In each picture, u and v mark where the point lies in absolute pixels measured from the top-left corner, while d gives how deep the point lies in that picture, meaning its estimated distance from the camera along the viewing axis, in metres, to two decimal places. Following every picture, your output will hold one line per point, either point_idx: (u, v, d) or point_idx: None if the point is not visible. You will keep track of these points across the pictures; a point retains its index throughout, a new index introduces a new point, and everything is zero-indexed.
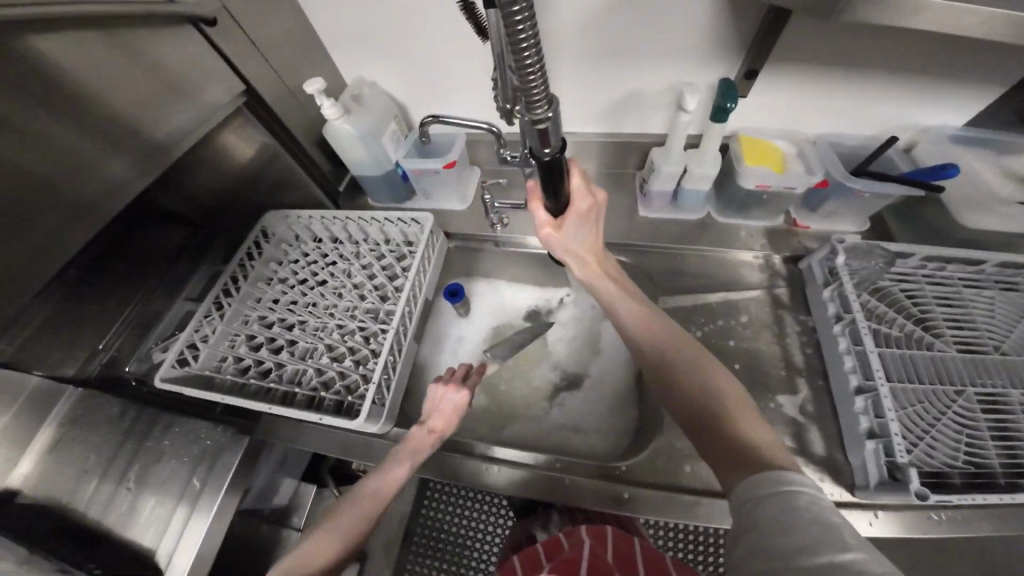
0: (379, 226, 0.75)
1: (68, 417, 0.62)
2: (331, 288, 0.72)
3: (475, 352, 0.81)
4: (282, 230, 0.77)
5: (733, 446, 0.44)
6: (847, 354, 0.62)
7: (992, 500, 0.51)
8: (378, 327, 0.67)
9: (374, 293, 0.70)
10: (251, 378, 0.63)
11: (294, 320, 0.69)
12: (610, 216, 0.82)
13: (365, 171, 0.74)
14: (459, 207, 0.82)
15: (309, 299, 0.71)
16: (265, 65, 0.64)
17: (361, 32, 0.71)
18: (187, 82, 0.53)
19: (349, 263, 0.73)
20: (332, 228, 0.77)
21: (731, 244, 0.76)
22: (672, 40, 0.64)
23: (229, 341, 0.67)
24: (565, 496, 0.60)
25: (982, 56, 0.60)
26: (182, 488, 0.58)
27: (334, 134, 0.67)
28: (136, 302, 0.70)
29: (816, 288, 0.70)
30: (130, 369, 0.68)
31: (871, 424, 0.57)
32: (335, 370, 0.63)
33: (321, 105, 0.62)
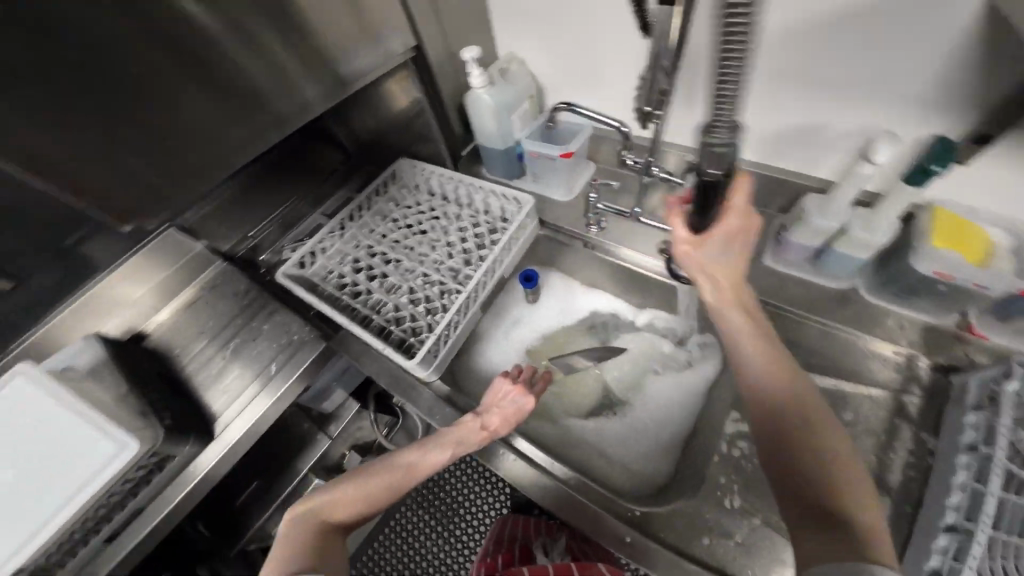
0: (484, 197, 0.79)
1: (207, 283, 0.78)
2: (428, 240, 0.78)
3: (531, 343, 0.82)
4: (407, 177, 0.85)
5: (823, 509, 0.43)
6: (959, 490, 0.49)
7: None
8: (457, 287, 0.71)
9: (462, 255, 0.74)
10: (345, 294, 0.72)
11: (391, 259, 0.77)
12: None
13: (488, 141, 0.77)
14: (561, 198, 0.81)
15: (407, 246, 0.78)
16: (438, 28, 0.70)
17: (530, 12, 0.73)
18: (379, 31, 0.60)
19: (449, 222, 0.79)
20: (445, 186, 0.83)
21: (858, 326, 0.64)
22: (880, 77, 0.55)
23: (340, 258, 0.77)
24: (566, 504, 0.59)
25: None
26: (261, 368, 0.70)
27: (473, 101, 0.71)
28: (289, 205, 0.86)
29: (955, 410, 0.56)
30: (264, 257, 0.82)
31: (942, 565, 0.45)
32: (410, 313, 0.70)
33: (471, 73, 0.65)
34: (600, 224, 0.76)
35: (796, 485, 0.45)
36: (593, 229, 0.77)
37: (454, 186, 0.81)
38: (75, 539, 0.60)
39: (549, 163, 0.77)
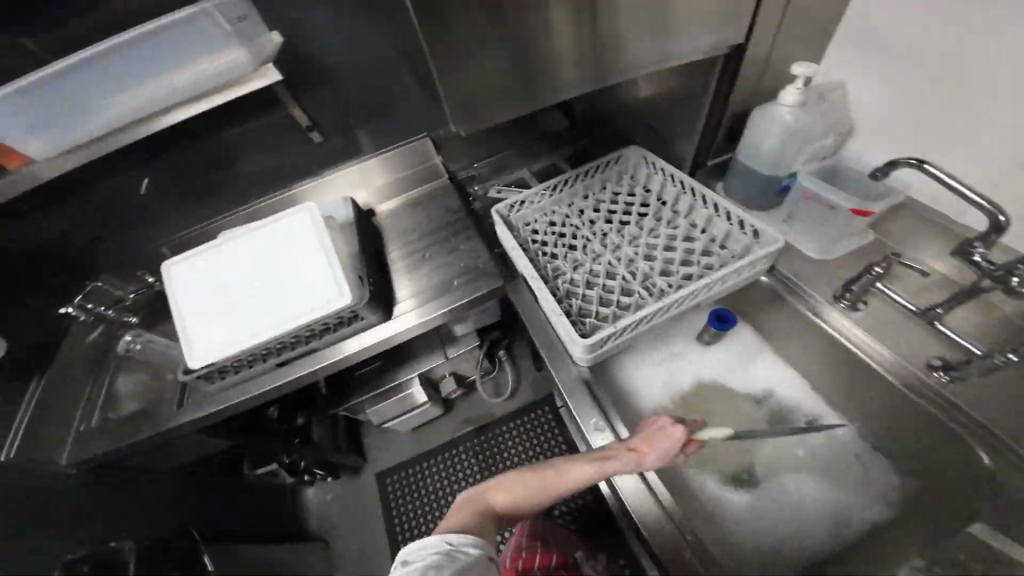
0: (708, 214, 0.73)
1: (430, 190, 1.11)
2: (628, 233, 0.76)
3: (682, 374, 0.80)
4: (630, 165, 0.84)
5: None
6: None
7: None
8: (644, 293, 0.68)
9: (658, 263, 0.71)
10: (533, 249, 0.77)
11: (588, 236, 0.77)
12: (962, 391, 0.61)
13: (757, 164, 0.72)
14: (813, 254, 0.74)
15: (608, 231, 0.77)
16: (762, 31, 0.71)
17: (888, 44, 0.69)
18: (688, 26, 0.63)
19: (657, 225, 0.75)
20: (667, 188, 0.78)
21: None
22: None
23: (540, 215, 0.82)
24: (679, 546, 0.59)
25: None
26: (445, 281, 0.91)
27: (769, 119, 0.67)
28: (512, 151, 1.12)
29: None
30: (475, 187, 1.12)
31: None
32: (587, 293, 0.70)
33: (791, 90, 0.61)
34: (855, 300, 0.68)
35: None
36: (838, 304, 0.70)
37: (680, 191, 0.76)
38: (290, 342, 0.79)
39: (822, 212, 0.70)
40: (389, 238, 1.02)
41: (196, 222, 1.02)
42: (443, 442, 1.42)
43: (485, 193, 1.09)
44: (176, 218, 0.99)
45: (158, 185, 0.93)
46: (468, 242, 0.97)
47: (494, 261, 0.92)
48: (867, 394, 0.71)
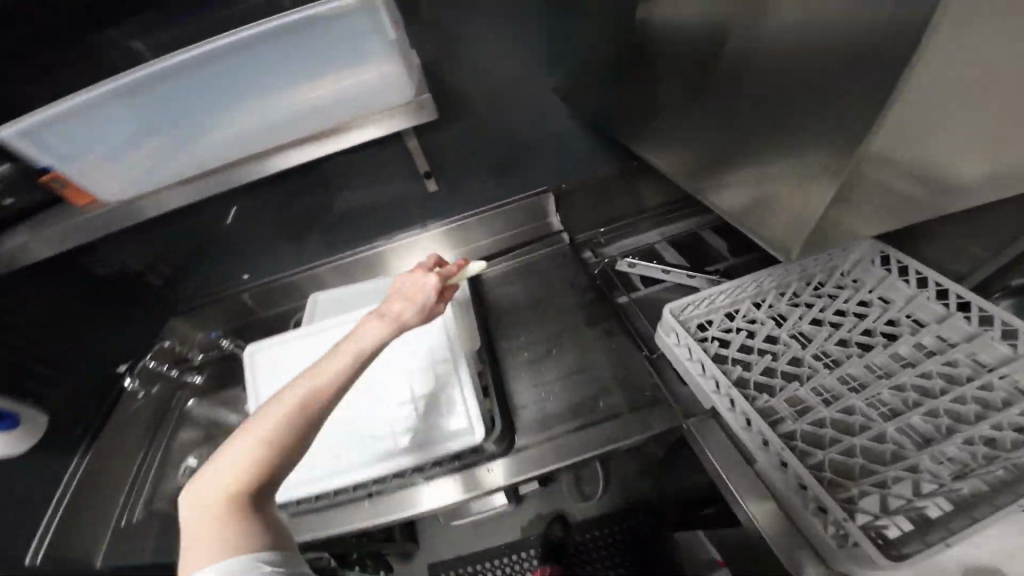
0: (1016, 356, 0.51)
1: (544, 260, 0.90)
2: (874, 368, 0.56)
3: None
4: (854, 261, 0.64)
5: None
6: None
7: None
8: (938, 471, 0.46)
9: (944, 426, 0.50)
10: (732, 378, 0.58)
11: (809, 360, 0.59)
12: None
13: None
14: None
15: (840, 356, 0.58)
16: None
17: None
18: None
19: (920, 360, 0.55)
20: (922, 305, 0.59)
21: None
22: None
23: (727, 325, 0.65)
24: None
25: None
26: (581, 398, 0.68)
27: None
28: (647, 216, 0.91)
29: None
30: (588, 252, 0.90)
31: None
32: (837, 455, 0.50)
33: None
34: None
35: None
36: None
37: (941, 309, 0.57)
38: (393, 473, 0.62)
39: None
40: (497, 316, 0.82)
41: (282, 270, 0.98)
42: (511, 540, 1.19)
43: (607, 259, 0.88)
44: (272, 262, 0.96)
45: (257, 228, 0.90)
46: (604, 335, 0.76)
47: (647, 370, 0.68)
48: None
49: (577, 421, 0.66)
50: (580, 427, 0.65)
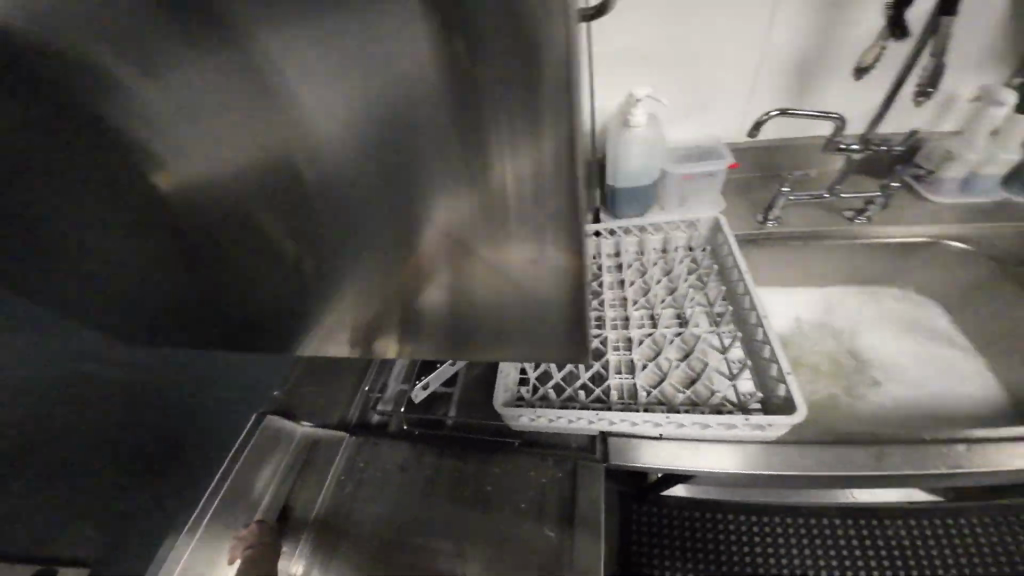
0: (639, 234, 0.75)
1: (344, 468, 0.65)
2: (614, 301, 0.70)
3: None
4: None
5: None
6: None
7: None
8: (706, 328, 0.62)
9: (668, 297, 0.67)
10: (583, 399, 0.59)
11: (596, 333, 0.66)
12: (887, 218, 0.72)
13: (631, 181, 0.76)
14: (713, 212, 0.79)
15: (602, 313, 0.68)
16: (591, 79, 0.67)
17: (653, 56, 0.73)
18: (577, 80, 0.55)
19: (618, 274, 0.73)
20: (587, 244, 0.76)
21: None
22: None
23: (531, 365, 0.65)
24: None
25: None
26: (539, 541, 0.56)
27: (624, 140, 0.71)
28: None
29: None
30: (378, 414, 0.71)
31: None
32: (675, 375, 0.59)
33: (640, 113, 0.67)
34: (774, 215, 0.73)
35: None
36: (769, 224, 0.74)
37: (597, 238, 0.76)
38: None
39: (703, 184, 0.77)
40: None
41: None
42: None
43: (397, 405, 0.71)
44: None
45: None
46: (479, 456, 0.65)
47: (539, 453, 0.64)
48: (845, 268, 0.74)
49: (557, 556, 0.55)
50: (574, 538, 0.56)
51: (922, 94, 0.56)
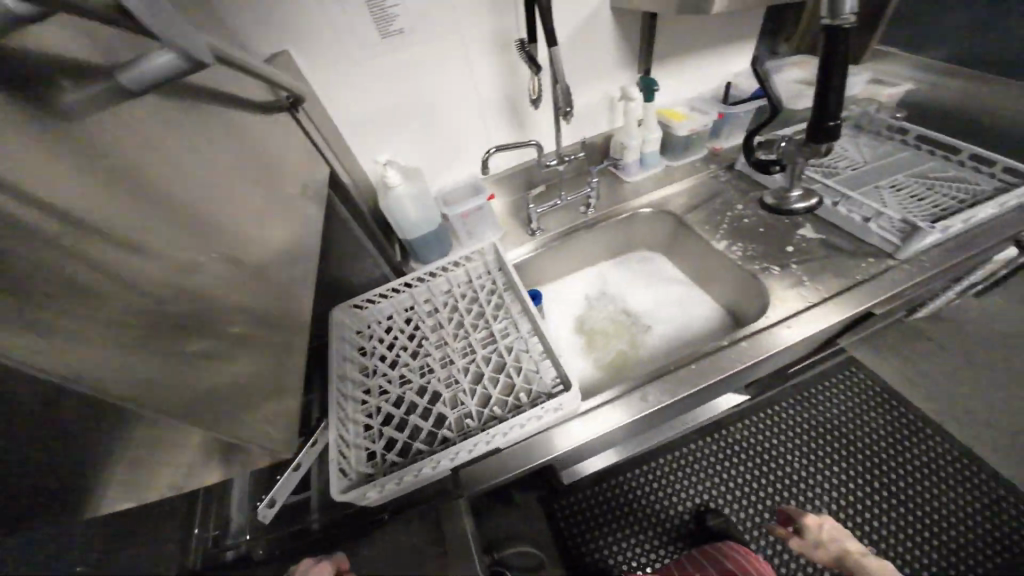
0: (443, 278, 0.83)
1: None
2: (435, 343, 0.74)
3: (572, 347, 0.89)
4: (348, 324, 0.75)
5: (818, 208, 0.79)
6: (812, 191, 0.80)
7: (956, 222, 0.69)
8: (512, 339, 0.71)
9: (479, 324, 0.75)
10: (425, 447, 0.60)
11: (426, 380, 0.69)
12: (609, 200, 0.96)
13: (416, 231, 0.83)
14: (495, 235, 0.95)
15: (427, 358, 0.72)
16: (329, 150, 0.69)
17: (387, 119, 0.83)
18: (299, 157, 0.56)
19: (435, 319, 0.78)
20: (399, 300, 0.80)
21: (694, 174, 0.96)
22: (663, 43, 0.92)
23: (370, 437, 0.63)
24: (732, 366, 0.64)
25: (730, 28, 0.97)
26: None
27: (388, 200, 0.78)
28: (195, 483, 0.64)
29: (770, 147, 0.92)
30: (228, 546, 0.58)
31: (863, 214, 0.73)
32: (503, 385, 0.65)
33: (391, 174, 0.73)
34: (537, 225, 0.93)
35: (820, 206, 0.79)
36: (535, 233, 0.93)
37: (407, 291, 0.80)
38: None
39: (478, 214, 0.91)
40: None
41: None
42: None
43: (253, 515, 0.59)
44: None
45: None
46: (343, 542, 0.58)
47: (417, 515, 0.60)
48: (598, 248, 0.97)
49: None
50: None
51: (563, 114, 0.71)
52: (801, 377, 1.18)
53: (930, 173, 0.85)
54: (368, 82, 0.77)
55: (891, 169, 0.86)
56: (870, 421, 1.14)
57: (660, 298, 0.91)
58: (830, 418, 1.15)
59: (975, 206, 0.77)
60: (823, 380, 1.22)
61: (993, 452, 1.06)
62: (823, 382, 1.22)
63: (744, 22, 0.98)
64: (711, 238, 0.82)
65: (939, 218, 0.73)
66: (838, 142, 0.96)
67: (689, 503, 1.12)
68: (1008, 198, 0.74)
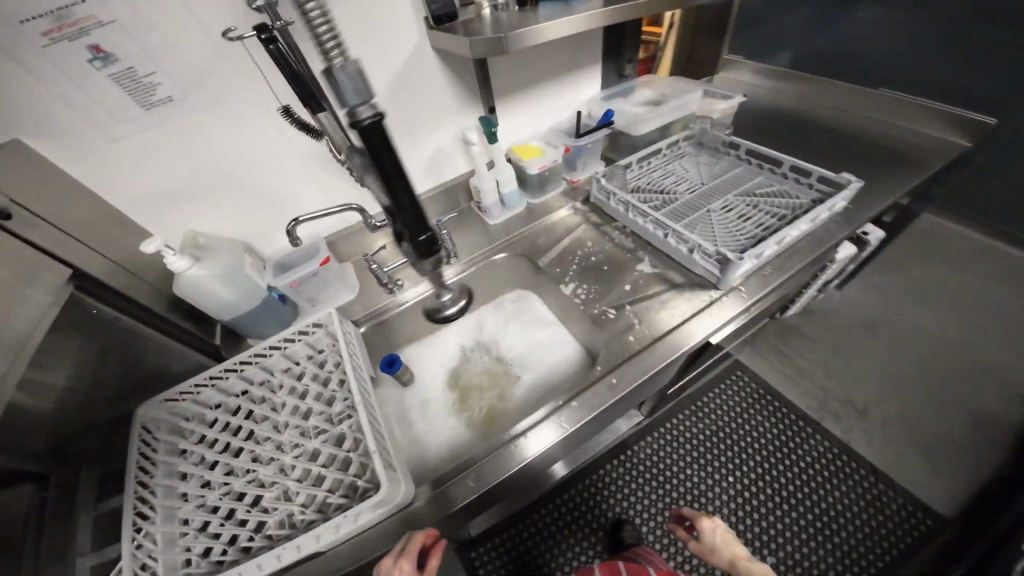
0: (280, 353, 0.75)
1: None
2: (268, 431, 0.67)
3: (445, 405, 0.83)
4: (167, 417, 0.67)
5: (656, 238, 0.82)
6: (648, 223, 0.83)
7: (771, 244, 0.74)
8: (348, 424, 0.65)
9: (318, 403, 0.69)
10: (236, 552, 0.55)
11: (251, 477, 0.63)
12: (472, 245, 0.94)
13: (235, 311, 0.73)
14: (349, 294, 0.88)
15: (255, 452, 0.65)
16: (81, 249, 0.58)
17: (187, 191, 0.71)
18: (16, 277, 0.47)
19: (271, 401, 0.71)
20: (227, 385, 0.72)
21: (550, 210, 0.97)
22: (505, 75, 0.88)
23: (179, 544, 0.56)
24: (575, 421, 0.64)
25: (572, 54, 0.95)
26: None
27: (184, 288, 0.66)
28: None
29: (617, 175, 0.94)
30: None
31: (688, 247, 0.77)
32: (327, 483, 0.60)
33: (169, 258, 0.62)
34: (394, 281, 0.84)
35: (658, 238, 0.82)
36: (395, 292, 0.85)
37: (237, 374, 0.72)
38: None
39: (319, 280, 0.84)
40: None
41: None
42: None
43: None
44: None
45: None
46: None
47: None
48: (468, 295, 0.94)
49: None
50: None
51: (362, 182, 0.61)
52: (697, 386, 1.28)
53: (757, 190, 0.90)
54: (120, 173, 0.64)
55: (725, 189, 0.91)
56: (758, 419, 1.24)
57: (529, 337, 0.90)
58: (723, 420, 1.25)
59: (794, 221, 0.81)
60: (720, 384, 1.33)
61: (845, 425, 1.21)
62: (720, 386, 1.33)
63: (588, 48, 0.96)
64: (562, 283, 0.84)
65: (758, 241, 0.78)
66: (684, 163, 1.00)
67: (605, 519, 1.15)
68: (815, 214, 0.79)
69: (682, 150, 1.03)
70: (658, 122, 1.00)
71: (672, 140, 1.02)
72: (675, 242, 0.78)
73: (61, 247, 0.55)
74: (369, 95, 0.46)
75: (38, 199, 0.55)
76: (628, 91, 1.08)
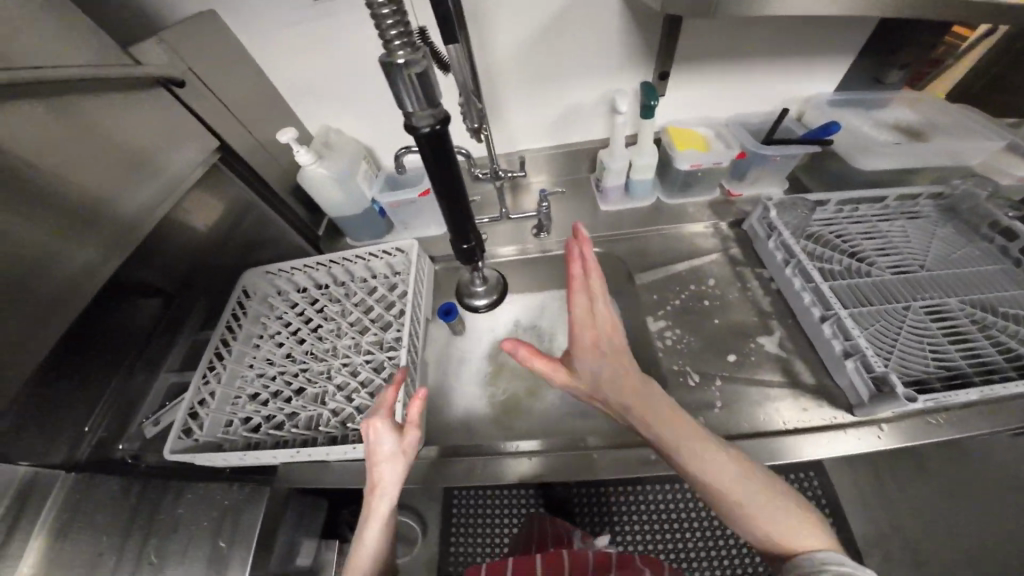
0: (364, 263, 0.77)
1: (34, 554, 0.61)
2: (329, 331, 0.70)
3: (477, 373, 0.80)
4: (263, 287, 0.75)
5: (808, 316, 0.60)
6: (806, 291, 0.61)
7: (976, 393, 0.47)
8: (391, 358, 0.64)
9: (376, 325, 0.69)
10: (264, 432, 0.60)
11: (302, 368, 0.66)
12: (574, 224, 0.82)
13: (335, 212, 0.76)
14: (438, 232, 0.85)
15: (313, 345, 0.68)
16: (231, 118, 0.61)
17: (328, 85, 0.72)
18: (174, 135, 0.51)
19: (341, 304, 0.73)
20: (314, 276, 0.76)
21: (683, 219, 0.78)
22: (711, 39, 0.66)
23: (231, 404, 0.63)
24: (589, 475, 0.55)
25: (820, 33, 0.67)
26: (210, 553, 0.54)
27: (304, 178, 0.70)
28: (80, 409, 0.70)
29: (796, 210, 0.68)
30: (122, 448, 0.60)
31: (844, 347, 0.55)
32: (356, 403, 0.61)
33: (295, 152, 0.64)
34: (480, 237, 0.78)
35: (813, 317, 0.59)
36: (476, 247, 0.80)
37: (324, 270, 0.76)
38: None
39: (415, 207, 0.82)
40: None
41: None
42: None
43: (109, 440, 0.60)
44: None
45: None
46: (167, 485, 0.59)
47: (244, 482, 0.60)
48: (545, 274, 0.85)
49: None
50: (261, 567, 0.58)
51: (474, 133, 0.54)
52: None
53: (1002, 306, 0.57)
54: (273, 56, 0.67)
55: (948, 285, 0.60)
56: None
57: None
58: None
59: None
60: None
61: None
62: None
63: (853, 27, 0.66)
64: (652, 314, 0.69)
65: (954, 383, 0.51)
66: (908, 224, 0.69)
67: None
68: None
69: (917, 208, 0.70)
70: (898, 159, 0.69)
71: (908, 191, 0.70)
72: (836, 331, 0.56)
73: (219, 119, 0.59)
74: (434, 95, 0.40)
75: (210, 67, 0.58)
76: (876, 102, 0.75)
